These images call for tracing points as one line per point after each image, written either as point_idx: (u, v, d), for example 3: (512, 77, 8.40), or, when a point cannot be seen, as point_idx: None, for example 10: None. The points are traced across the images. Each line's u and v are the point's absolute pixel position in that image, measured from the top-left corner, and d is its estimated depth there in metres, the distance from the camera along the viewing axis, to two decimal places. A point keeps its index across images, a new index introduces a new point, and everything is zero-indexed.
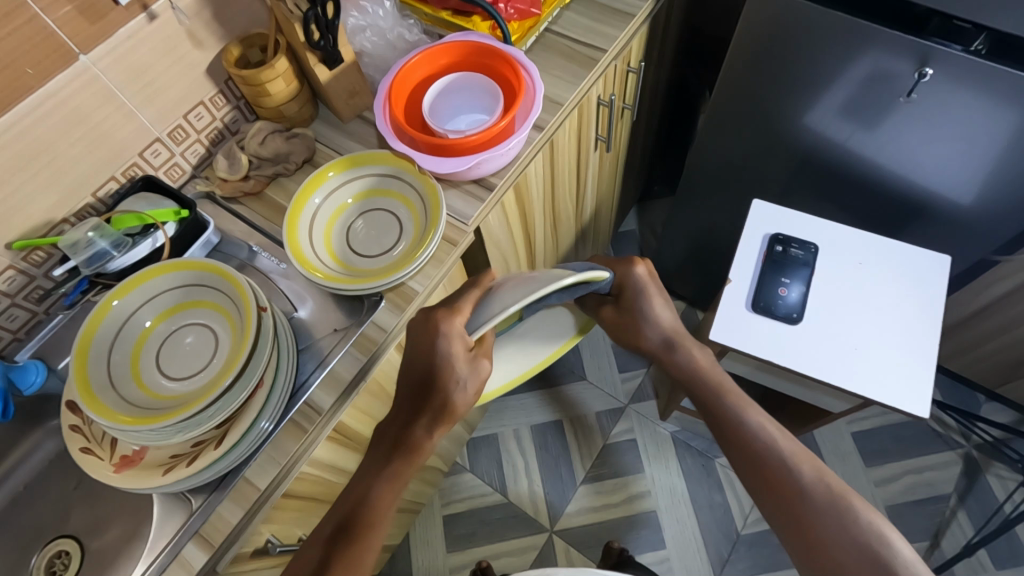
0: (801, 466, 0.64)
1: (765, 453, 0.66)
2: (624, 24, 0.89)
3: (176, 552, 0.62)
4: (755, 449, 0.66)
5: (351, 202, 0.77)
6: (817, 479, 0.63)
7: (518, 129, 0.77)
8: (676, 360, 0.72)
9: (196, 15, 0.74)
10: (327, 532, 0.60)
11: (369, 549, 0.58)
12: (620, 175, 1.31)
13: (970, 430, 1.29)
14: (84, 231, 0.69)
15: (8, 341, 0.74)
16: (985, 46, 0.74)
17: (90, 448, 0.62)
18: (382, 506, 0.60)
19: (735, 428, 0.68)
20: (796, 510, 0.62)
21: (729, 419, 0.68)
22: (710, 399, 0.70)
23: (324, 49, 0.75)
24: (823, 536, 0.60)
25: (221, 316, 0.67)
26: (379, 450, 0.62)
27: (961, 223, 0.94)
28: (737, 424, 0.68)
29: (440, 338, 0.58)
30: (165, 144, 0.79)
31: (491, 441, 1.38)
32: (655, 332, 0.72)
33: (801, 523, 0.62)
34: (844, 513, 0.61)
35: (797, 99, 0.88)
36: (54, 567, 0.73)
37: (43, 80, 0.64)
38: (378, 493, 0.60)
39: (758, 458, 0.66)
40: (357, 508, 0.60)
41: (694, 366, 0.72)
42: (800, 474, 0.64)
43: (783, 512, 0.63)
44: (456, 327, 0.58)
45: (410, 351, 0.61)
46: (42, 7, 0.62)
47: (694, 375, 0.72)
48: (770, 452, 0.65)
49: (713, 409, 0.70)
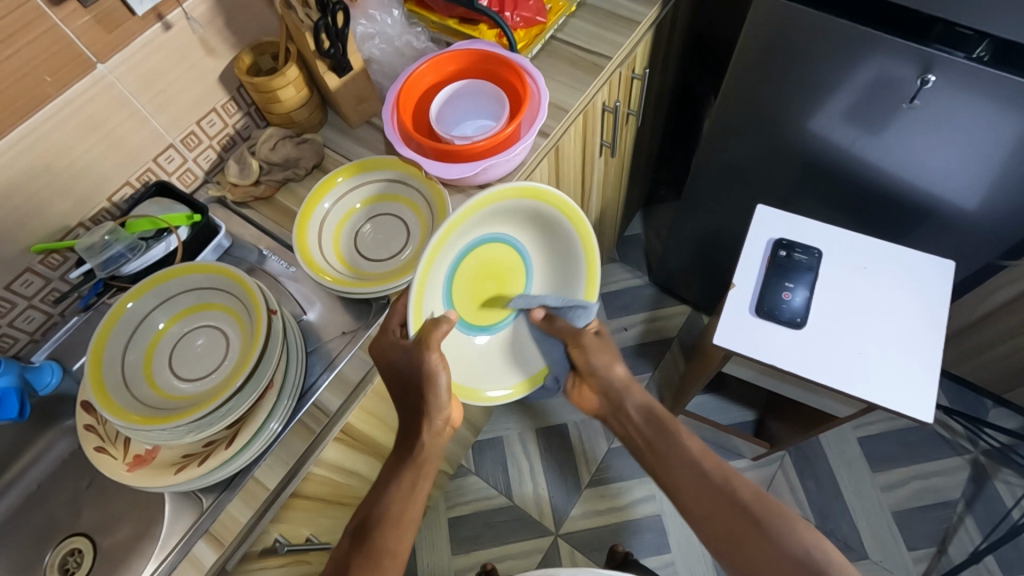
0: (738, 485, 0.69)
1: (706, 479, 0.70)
2: (629, 31, 0.90)
3: (187, 550, 0.62)
4: (692, 477, 0.71)
5: (359, 207, 0.78)
6: (753, 496, 0.68)
7: (524, 135, 0.78)
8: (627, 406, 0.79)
9: (209, 24, 0.76)
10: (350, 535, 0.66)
11: (397, 543, 0.64)
12: (626, 180, 1.32)
13: (976, 434, 1.30)
14: (100, 235, 0.71)
15: (24, 342, 0.76)
16: (989, 53, 0.75)
17: (104, 447, 0.64)
18: (399, 508, 0.67)
19: (678, 459, 0.73)
20: (734, 533, 0.66)
21: (672, 450, 0.74)
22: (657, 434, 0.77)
23: (334, 57, 0.77)
24: (758, 554, 0.64)
25: (232, 318, 0.69)
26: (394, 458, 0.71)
27: (966, 228, 0.94)
28: (678, 453, 0.74)
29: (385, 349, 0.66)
30: (179, 150, 0.80)
31: (496, 444, 1.39)
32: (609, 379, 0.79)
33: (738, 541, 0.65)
34: (778, 528, 0.64)
35: (801, 104, 0.89)
36: (66, 565, 0.74)
37: (61, 88, 0.66)
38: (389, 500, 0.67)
39: (698, 486, 0.70)
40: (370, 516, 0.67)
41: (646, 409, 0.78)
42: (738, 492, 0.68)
43: (721, 536, 0.67)
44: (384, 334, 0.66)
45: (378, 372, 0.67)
46: (62, 18, 0.63)
47: (647, 413, 0.79)
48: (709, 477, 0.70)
49: (658, 443, 0.76)
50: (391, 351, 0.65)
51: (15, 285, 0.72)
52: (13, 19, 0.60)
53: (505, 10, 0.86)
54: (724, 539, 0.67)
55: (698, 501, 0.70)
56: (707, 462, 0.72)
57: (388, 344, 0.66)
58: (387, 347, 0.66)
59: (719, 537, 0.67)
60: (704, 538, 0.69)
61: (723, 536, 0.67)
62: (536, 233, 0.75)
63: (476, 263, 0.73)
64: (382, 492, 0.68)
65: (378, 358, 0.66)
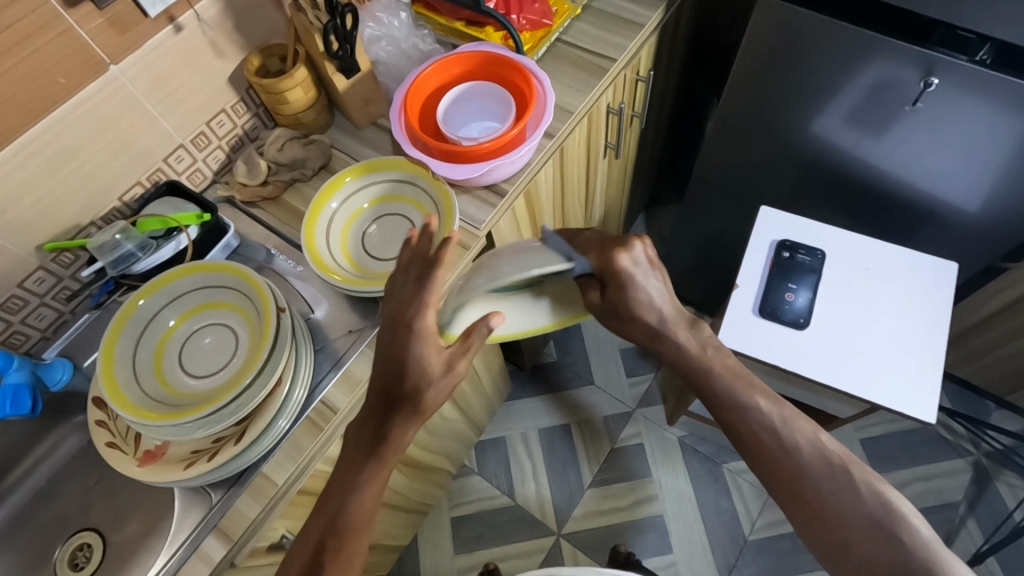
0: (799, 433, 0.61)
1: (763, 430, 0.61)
2: (633, 33, 0.91)
3: (197, 544, 0.64)
4: (754, 424, 0.62)
5: (367, 207, 0.79)
6: (816, 447, 0.60)
7: (529, 137, 0.79)
8: (669, 346, 0.67)
9: (219, 26, 0.77)
10: (315, 534, 0.60)
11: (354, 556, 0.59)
12: (629, 181, 1.33)
13: (978, 436, 1.30)
14: (111, 234, 0.72)
15: (35, 340, 0.77)
16: (991, 55, 0.76)
17: (115, 442, 0.64)
18: (365, 513, 0.60)
19: (731, 409, 0.63)
20: (798, 484, 0.59)
21: (723, 399, 0.64)
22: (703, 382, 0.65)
23: (342, 59, 0.78)
24: (828, 511, 0.57)
25: (240, 316, 0.69)
26: (355, 449, 0.61)
27: (968, 230, 0.95)
28: (730, 402, 0.64)
29: (413, 341, 0.57)
30: (188, 150, 0.81)
31: (500, 443, 1.39)
32: (647, 319, 0.66)
33: (803, 494, 0.58)
34: (848, 484, 0.57)
35: (804, 107, 0.90)
36: (76, 559, 0.75)
37: (75, 89, 0.67)
38: (358, 499, 0.60)
39: (756, 433, 0.62)
40: (337, 517, 0.60)
41: (688, 351, 0.66)
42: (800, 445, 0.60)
43: (791, 495, 0.59)
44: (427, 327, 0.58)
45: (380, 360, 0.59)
46: (76, 20, 0.65)
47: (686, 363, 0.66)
48: (766, 427, 0.62)
49: (705, 391, 0.65)
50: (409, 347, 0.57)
51: (27, 283, 0.73)
52: (29, 22, 0.61)
53: (511, 13, 0.88)
54: (789, 491, 0.59)
55: (761, 455, 0.61)
56: (762, 410, 0.62)
57: (417, 340, 0.57)
58: (414, 346, 0.57)
59: (789, 496, 0.59)
60: (773, 495, 0.62)
61: (786, 488, 0.59)
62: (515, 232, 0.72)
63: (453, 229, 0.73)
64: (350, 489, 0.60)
65: (392, 353, 0.58)
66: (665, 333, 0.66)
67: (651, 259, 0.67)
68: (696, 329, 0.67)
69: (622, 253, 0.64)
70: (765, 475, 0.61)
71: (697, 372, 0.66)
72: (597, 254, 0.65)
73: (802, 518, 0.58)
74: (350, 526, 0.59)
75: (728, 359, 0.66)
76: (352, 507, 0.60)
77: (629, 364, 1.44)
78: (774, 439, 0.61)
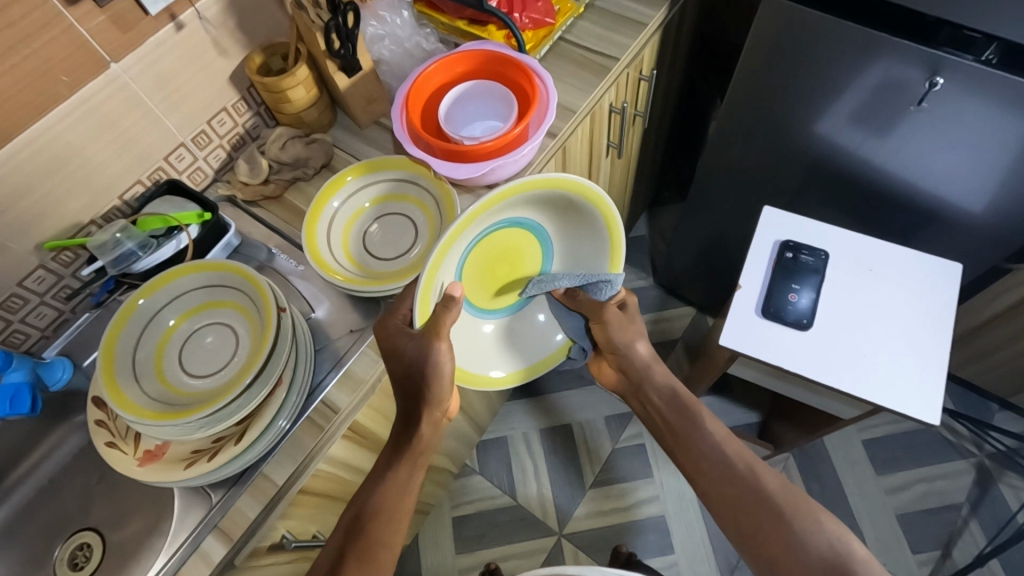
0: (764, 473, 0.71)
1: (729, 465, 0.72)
2: (636, 32, 0.90)
3: (197, 544, 0.64)
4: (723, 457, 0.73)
5: (368, 206, 0.79)
6: (781, 484, 0.70)
7: (532, 137, 0.78)
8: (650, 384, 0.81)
9: (222, 25, 0.77)
10: (341, 531, 0.66)
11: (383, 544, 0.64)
12: (631, 181, 1.32)
13: (982, 438, 1.30)
14: (112, 232, 0.72)
15: (35, 338, 0.77)
16: (996, 55, 0.75)
17: (115, 442, 0.64)
18: (390, 504, 0.67)
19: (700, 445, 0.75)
20: (761, 521, 0.68)
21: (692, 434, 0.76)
22: (675, 417, 0.78)
23: (344, 58, 0.77)
24: (781, 548, 0.66)
25: (241, 315, 0.69)
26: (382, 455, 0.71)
27: (973, 230, 0.94)
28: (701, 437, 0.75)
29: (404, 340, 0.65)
30: (189, 149, 0.81)
31: (501, 443, 1.39)
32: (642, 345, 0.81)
33: (765, 529, 0.68)
34: (803, 519, 0.67)
35: (808, 107, 0.89)
36: (76, 559, 0.75)
37: (76, 87, 0.67)
38: (382, 494, 0.67)
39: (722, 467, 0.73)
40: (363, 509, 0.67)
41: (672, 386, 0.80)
42: (766, 482, 0.70)
43: (749, 531, 0.69)
44: (396, 324, 0.66)
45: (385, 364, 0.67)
46: (78, 18, 0.64)
47: (667, 399, 0.80)
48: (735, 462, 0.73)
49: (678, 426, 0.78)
50: (400, 340, 0.65)
51: (27, 282, 0.73)
52: (30, 20, 0.61)
53: (514, 11, 0.87)
54: (749, 526, 0.69)
55: (721, 491, 0.71)
56: (729, 447, 0.74)
57: (401, 337, 0.65)
58: (399, 342, 0.65)
59: (745, 532, 0.69)
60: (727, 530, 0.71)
61: (745, 524, 0.69)
62: (561, 224, 0.76)
63: (492, 248, 0.73)
64: (375, 483, 0.69)
65: (387, 354, 0.66)
66: (654, 365, 0.81)
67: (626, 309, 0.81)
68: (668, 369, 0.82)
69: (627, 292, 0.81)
70: (722, 511, 0.71)
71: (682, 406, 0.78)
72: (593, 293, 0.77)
73: (756, 550, 0.68)
74: (374, 514, 0.66)
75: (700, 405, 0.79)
76: (375, 500, 0.67)
77: None
78: (743, 474, 0.71)
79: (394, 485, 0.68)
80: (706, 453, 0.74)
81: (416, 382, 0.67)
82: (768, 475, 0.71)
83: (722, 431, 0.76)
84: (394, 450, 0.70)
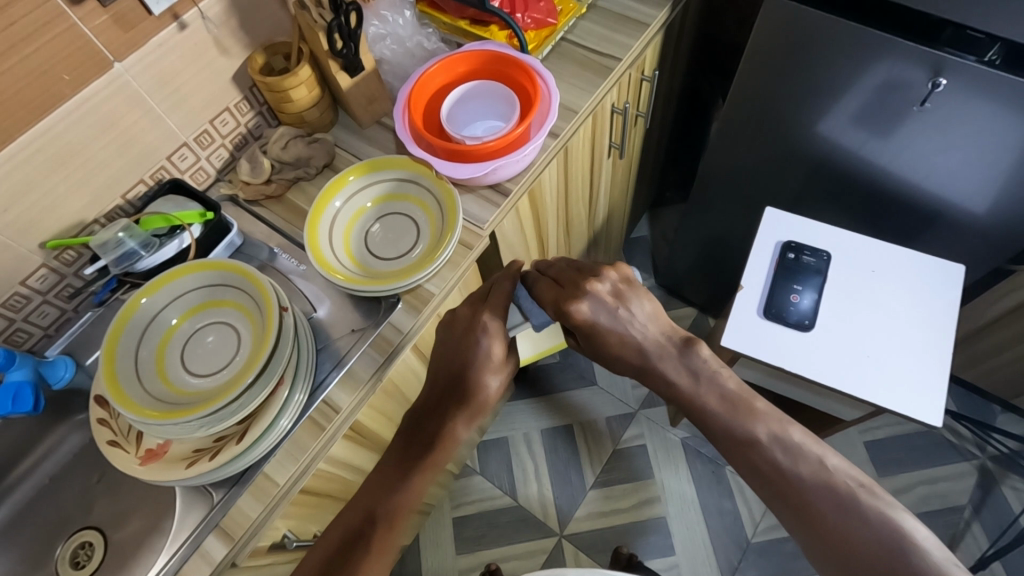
0: (802, 462, 0.61)
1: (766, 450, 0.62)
2: (638, 33, 0.91)
3: (197, 543, 0.64)
4: (755, 455, 0.62)
5: (370, 206, 0.79)
6: (820, 475, 0.60)
7: (534, 136, 0.78)
8: (658, 379, 0.66)
9: (224, 24, 0.77)
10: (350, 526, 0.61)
11: (391, 543, 0.60)
12: (633, 182, 1.32)
13: (985, 440, 1.29)
14: (114, 232, 0.72)
15: (37, 337, 0.77)
16: (1000, 56, 0.75)
17: (117, 441, 0.64)
18: (407, 501, 0.62)
19: (731, 431, 0.63)
20: (809, 515, 0.59)
21: (719, 423, 0.64)
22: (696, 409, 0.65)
23: (346, 57, 0.77)
24: (839, 537, 0.57)
25: (243, 315, 0.69)
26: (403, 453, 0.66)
27: (976, 232, 0.94)
28: (727, 427, 0.63)
29: (484, 338, 0.67)
30: (192, 148, 0.81)
31: (502, 444, 1.39)
32: (630, 351, 0.67)
33: (818, 526, 0.58)
34: (862, 513, 0.58)
35: (810, 107, 0.89)
36: (77, 558, 0.75)
37: (78, 87, 0.67)
38: (402, 491, 0.62)
39: (760, 466, 0.61)
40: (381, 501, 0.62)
41: (676, 384, 0.65)
42: (802, 475, 0.60)
43: (800, 520, 0.59)
44: (496, 328, 0.67)
45: (445, 351, 0.68)
46: (80, 17, 0.64)
47: (675, 392, 0.66)
48: (767, 459, 0.61)
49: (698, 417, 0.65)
50: (475, 336, 0.67)
51: (30, 281, 0.73)
52: (33, 18, 0.61)
53: (516, 12, 0.87)
54: (799, 520, 0.59)
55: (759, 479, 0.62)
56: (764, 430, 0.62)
57: (480, 332, 0.67)
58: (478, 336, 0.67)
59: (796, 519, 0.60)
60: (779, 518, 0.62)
61: (800, 522, 0.59)
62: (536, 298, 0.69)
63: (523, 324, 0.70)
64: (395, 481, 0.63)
65: (457, 344, 0.68)
66: (657, 363, 0.66)
67: (618, 290, 0.68)
68: (688, 354, 0.66)
69: (592, 285, 0.67)
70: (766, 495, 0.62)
71: (690, 404, 0.65)
72: (556, 298, 0.67)
73: (813, 549, 0.58)
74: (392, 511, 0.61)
75: (726, 387, 0.65)
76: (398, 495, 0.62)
77: None
78: (777, 471, 0.61)
79: (416, 483, 0.63)
80: (728, 439, 0.63)
81: (470, 376, 0.66)
82: (802, 467, 0.61)
83: (761, 425, 0.63)
84: (421, 445, 0.65)
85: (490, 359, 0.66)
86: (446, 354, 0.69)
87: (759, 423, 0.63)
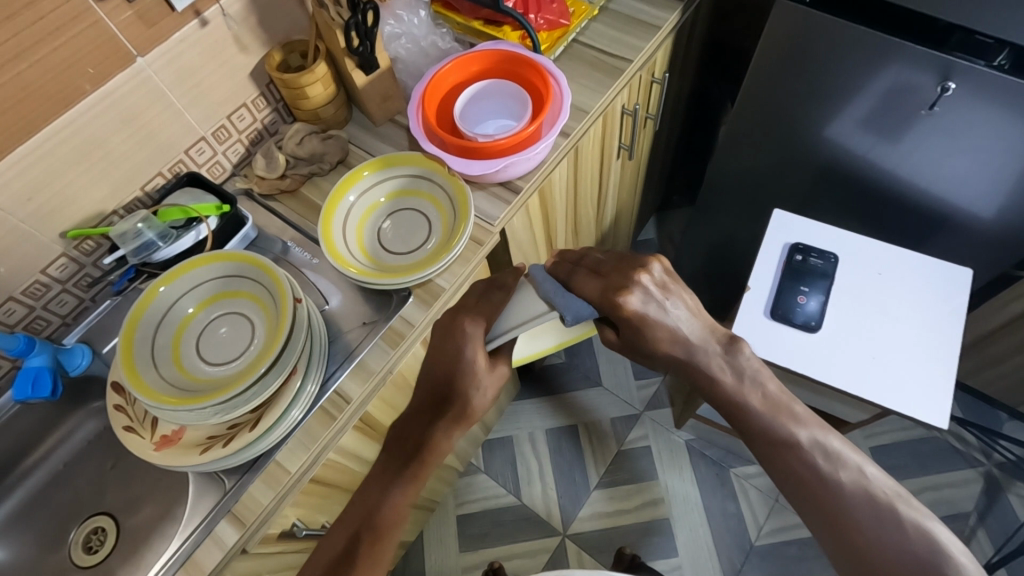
0: (842, 469, 0.54)
1: (800, 463, 0.54)
2: (650, 34, 0.92)
3: (209, 530, 0.65)
4: (796, 460, 0.54)
5: (383, 202, 0.80)
6: (860, 485, 0.53)
7: (545, 134, 0.80)
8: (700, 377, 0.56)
9: (244, 21, 0.78)
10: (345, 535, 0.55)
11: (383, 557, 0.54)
12: (641, 182, 1.33)
13: (990, 447, 1.29)
14: (133, 223, 0.74)
15: (56, 326, 0.79)
16: (1008, 62, 0.74)
17: (132, 426, 0.66)
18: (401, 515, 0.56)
19: (771, 439, 0.55)
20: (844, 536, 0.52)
21: (760, 427, 0.55)
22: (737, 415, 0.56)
23: (362, 55, 0.79)
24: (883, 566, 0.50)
25: (257, 306, 0.70)
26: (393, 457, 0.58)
27: (982, 236, 0.94)
28: (767, 433, 0.55)
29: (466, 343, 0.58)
30: (209, 143, 0.83)
31: (507, 443, 1.40)
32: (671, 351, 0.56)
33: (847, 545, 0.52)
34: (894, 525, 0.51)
35: (821, 110, 0.89)
36: (90, 543, 0.76)
37: (101, 80, 0.69)
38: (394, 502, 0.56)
39: (794, 471, 0.54)
40: (371, 512, 0.56)
41: (721, 383, 0.56)
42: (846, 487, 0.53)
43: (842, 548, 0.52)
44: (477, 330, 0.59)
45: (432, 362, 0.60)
46: (107, 12, 0.66)
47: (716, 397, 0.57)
48: (809, 468, 0.54)
49: (739, 422, 0.56)
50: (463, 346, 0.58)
51: (51, 270, 0.75)
52: (62, 12, 0.63)
53: (530, 12, 0.89)
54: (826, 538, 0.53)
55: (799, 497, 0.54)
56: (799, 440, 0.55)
57: (461, 340, 0.59)
58: (458, 343, 0.59)
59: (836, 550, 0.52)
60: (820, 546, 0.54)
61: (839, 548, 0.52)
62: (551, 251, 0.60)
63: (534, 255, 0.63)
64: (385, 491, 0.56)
65: (445, 357, 0.59)
66: (693, 363, 0.56)
67: (664, 283, 0.57)
68: (732, 351, 0.57)
69: (639, 276, 0.56)
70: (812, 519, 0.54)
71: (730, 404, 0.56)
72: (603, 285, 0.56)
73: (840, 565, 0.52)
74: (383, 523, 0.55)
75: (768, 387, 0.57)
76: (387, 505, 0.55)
77: (636, 367, 1.45)
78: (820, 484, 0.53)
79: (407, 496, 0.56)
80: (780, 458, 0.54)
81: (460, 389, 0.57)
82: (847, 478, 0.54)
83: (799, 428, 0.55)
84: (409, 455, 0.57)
85: (477, 368, 0.58)
86: (431, 367, 0.60)
87: (801, 427, 0.55)
